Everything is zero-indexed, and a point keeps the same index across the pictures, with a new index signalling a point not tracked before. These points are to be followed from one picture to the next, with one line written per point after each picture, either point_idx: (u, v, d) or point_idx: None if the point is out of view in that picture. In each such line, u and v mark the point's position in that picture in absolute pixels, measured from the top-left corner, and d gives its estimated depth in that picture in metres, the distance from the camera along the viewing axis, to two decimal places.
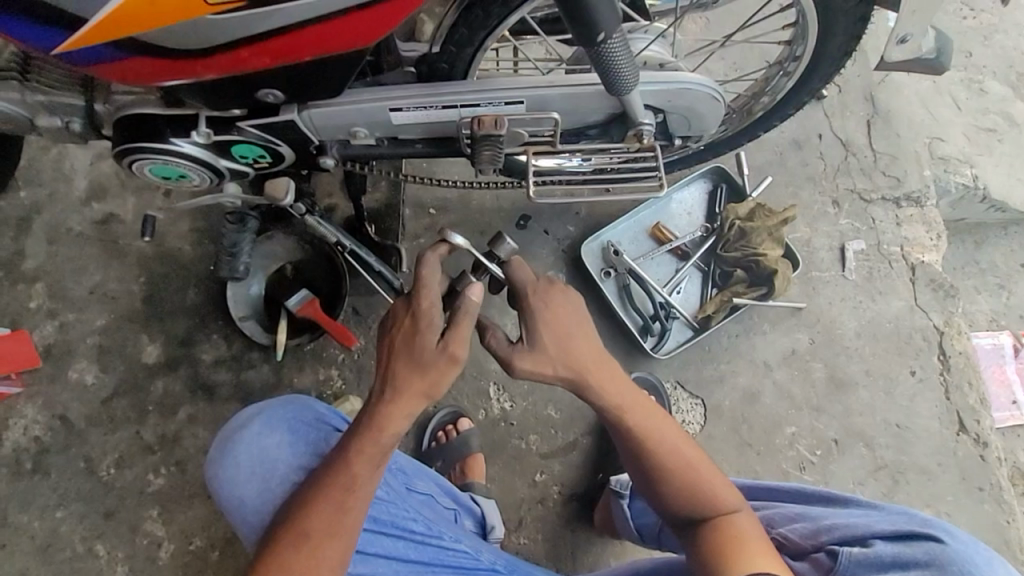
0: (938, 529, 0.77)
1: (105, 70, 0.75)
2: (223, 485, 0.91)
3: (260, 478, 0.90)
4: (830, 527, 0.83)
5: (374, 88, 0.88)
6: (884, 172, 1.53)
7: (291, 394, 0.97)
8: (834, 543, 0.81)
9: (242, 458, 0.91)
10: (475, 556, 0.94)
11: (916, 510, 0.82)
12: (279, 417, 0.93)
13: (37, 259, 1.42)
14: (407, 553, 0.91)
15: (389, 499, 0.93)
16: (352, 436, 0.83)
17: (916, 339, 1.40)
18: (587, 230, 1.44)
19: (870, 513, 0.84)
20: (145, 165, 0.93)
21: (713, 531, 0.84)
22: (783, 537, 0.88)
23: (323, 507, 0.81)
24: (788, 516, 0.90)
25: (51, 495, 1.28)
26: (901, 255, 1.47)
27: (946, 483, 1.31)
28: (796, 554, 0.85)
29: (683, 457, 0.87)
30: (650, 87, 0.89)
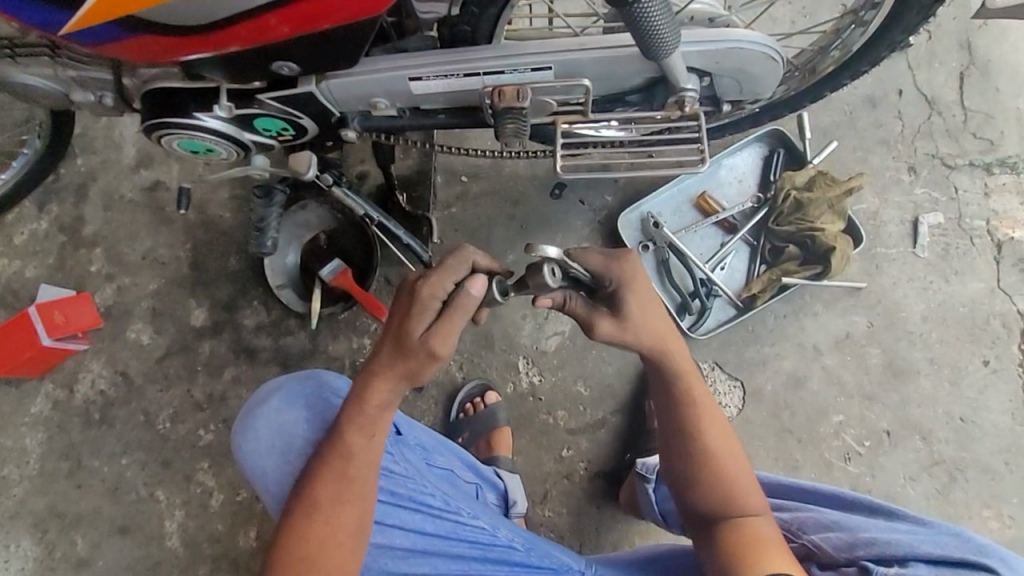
0: (996, 559, 0.70)
1: (133, 49, 0.75)
2: (247, 458, 0.95)
3: (280, 452, 0.94)
4: (868, 542, 0.78)
5: (393, 56, 0.83)
6: (974, 134, 1.34)
7: (307, 371, 1.00)
8: (869, 559, 0.76)
9: (262, 432, 0.95)
10: (493, 532, 0.96)
11: (966, 530, 0.76)
12: (294, 395, 0.96)
13: (95, 225, 1.50)
14: (424, 526, 0.94)
15: (407, 475, 0.96)
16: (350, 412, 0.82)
17: (993, 326, 1.26)
18: (625, 200, 1.37)
19: (915, 529, 0.78)
20: (173, 140, 0.94)
21: (731, 530, 0.83)
22: (816, 544, 0.83)
23: (333, 478, 0.82)
24: (823, 524, 0.85)
25: (117, 443, 1.40)
26: (986, 230, 1.30)
27: (1013, 485, 1.20)
28: (827, 564, 0.81)
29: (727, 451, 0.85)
30: (695, 47, 0.78)
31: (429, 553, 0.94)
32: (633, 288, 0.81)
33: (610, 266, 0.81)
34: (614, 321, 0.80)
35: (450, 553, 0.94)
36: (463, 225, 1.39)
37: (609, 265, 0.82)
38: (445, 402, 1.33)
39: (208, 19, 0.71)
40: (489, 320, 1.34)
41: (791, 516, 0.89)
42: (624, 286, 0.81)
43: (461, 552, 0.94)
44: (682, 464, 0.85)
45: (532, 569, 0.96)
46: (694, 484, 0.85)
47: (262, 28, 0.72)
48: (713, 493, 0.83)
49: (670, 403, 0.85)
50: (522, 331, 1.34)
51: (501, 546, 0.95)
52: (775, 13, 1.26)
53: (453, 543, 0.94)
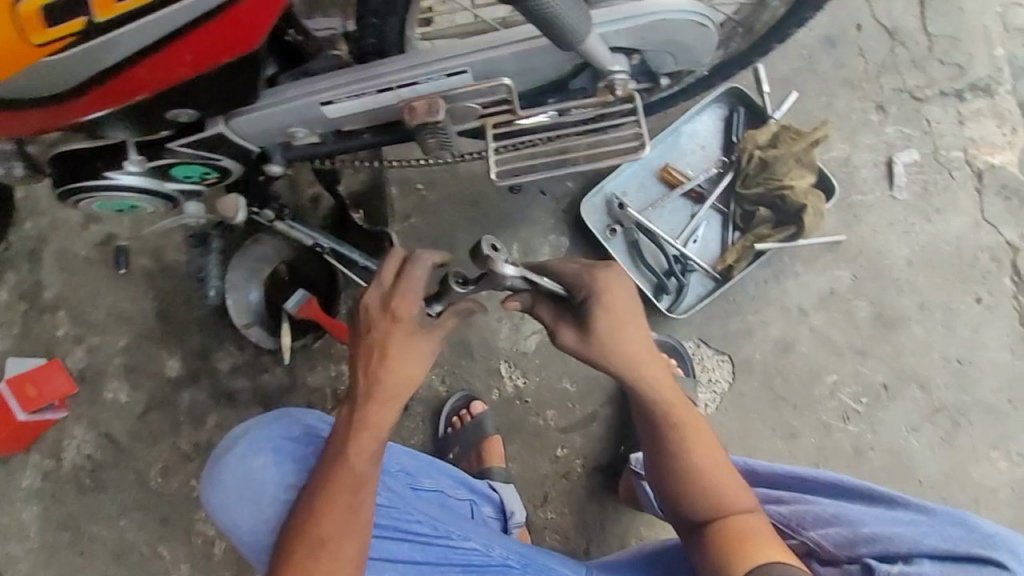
0: (1002, 551, 0.69)
1: (41, 116, 0.71)
2: (220, 511, 0.93)
3: (250, 499, 0.92)
4: (870, 538, 0.76)
5: (299, 82, 0.78)
6: (942, 60, 1.27)
7: (271, 412, 0.97)
8: (871, 557, 0.75)
9: (231, 482, 0.93)
10: (486, 552, 0.93)
11: (973, 518, 0.74)
12: (260, 438, 0.94)
13: (55, 288, 1.46)
14: (414, 556, 0.92)
15: (390, 505, 0.93)
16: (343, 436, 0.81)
17: (981, 261, 1.21)
18: (586, 184, 1.31)
19: (918, 520, 0.76)
20: (91, 202, 0.89)
21: (722, 529, 0.80)
22: (816, 542, 0.81)
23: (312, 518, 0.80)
24: (822, 518, 0.82)
25: (113, 506, 1.38)
26: (965, 160, 1.24)
27: (1018, 421, 1.17)
28: (826, 560, 0.80)
29: (711, 450, 0.83)
30: (614, 25, 0.72)
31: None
32: (601, 304, 0.80)
33: (583, 275, 0.82)
34: (578, 331, 0.81)
35: None
36: (425, 235, 1.34)
37: (582, 274, 0.82)
38: (432, 418, 1.30)
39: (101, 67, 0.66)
40: (465, 329, 1.30)
41: (788, 510, 0.86)
42: (593, 298, 0.80)
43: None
44: (664, 473, 0.84)
45: None
46: (674, 489, 0.83)
47: (160, 69, 0.67)
48: (699, 495, 0.81)
49: (646, 412, 0.84)
50: (500, 336, 1.30)
51: (495, 565, 0.93)
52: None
53: (445, 569, 0.92)
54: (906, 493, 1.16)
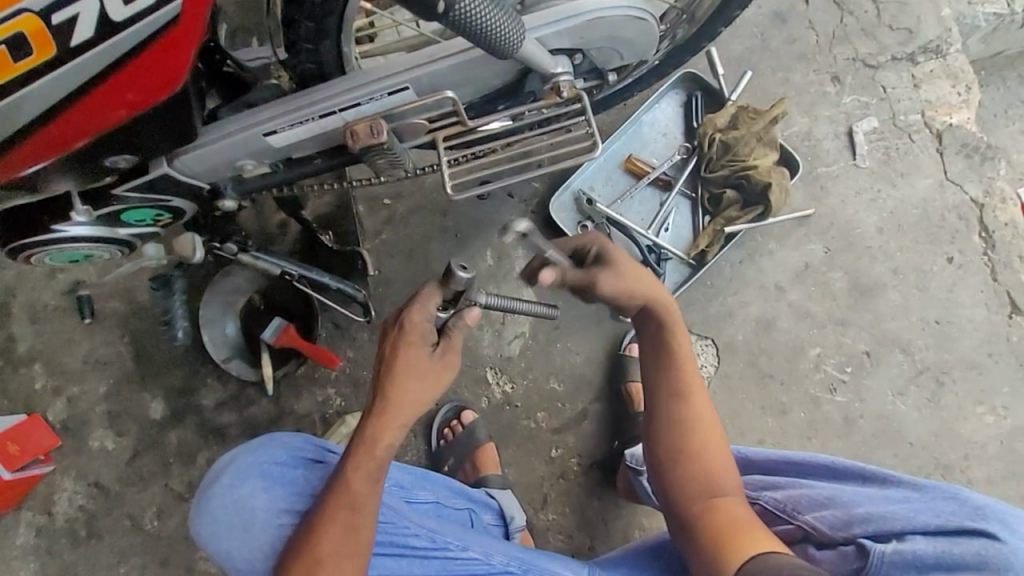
0: (994, 522, 0.68)
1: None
2: (211, 542, 0.91)
3: (241, 527, 0.89)
4: (864, 518, 0.75)
5: (240, 115, 0.76)
6: (892, 25, 1.27)
7: (258, 438, 0.95)
8: (865, 536, 0.74)
9: (220, 512, 0.90)
10: (486, 559, 0.92)
11: (966, 492, 0.74)
12: (247, 466, 0.91)
13: (29, 341, 1.44)
14: (412, 570, 0.90)
15: (386, 520, 0.90)
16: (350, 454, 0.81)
17: (950, 220, 1.22)
18: (554, 183, 1.31)
19: (910, 496, 0.75)
20: (43, 256, 0.87)
21: (709, 508, 0.82)
22: (812, 525, 0.80)
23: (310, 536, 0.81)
24: (816, 500, 0.81)
25: (111, 554, 1.36)
26: (924, 122, 1.25)
27: (1001, 374, 1.18)
28: (823, 544, 0.78)
29: (713, 430, 0.87)
30: (551, 27, 0.71)
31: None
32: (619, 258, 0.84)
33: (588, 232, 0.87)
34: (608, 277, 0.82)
35: None
36: (397, 249, 1.32)
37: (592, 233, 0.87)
38: (424, 432, 1.29)
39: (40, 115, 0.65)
40: None
41: (783, 495, 0.85)
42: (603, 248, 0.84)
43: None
44: (667, 437, 0.87)
45: None
46: (673, 455, 0.86)
47: (96, 111, 0.66)
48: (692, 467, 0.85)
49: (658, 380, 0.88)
50: (483, 343, 1.29)
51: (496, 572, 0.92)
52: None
53: None
54: (899, 457, 1.17)
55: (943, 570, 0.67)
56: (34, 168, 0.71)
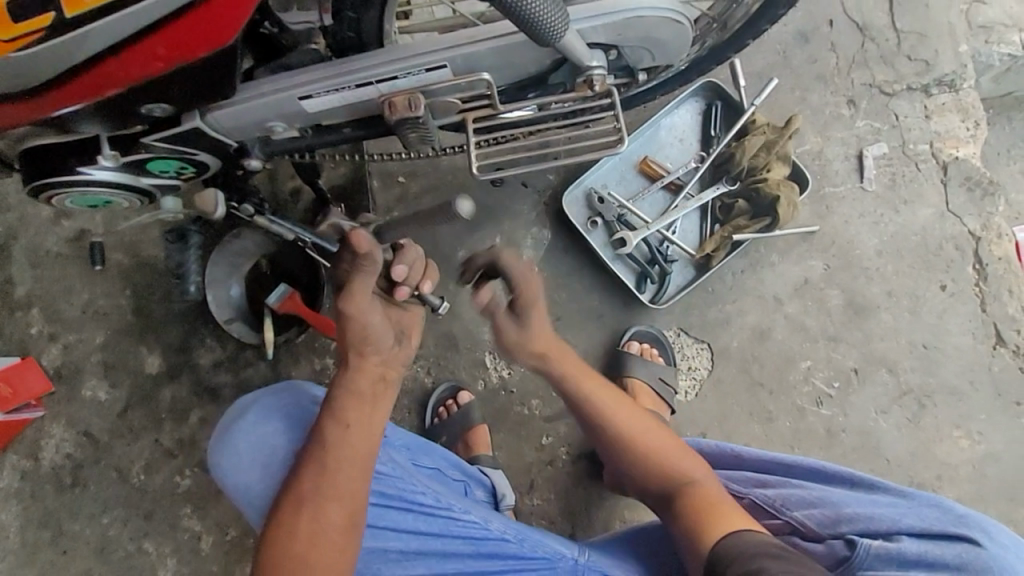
0: (975, 530, 0.75)
1: (27, 106, 0.71)
2: (228, 475, 0.94)
3: (260, 463, 0.93)
4: (852, 518, 0.81)
5: (277, 76, 0.77)
6: (909, 56, 1.30)
7: (284, 382, 1.00)
8: (853, 533, 0.79)
9: (241, 447, 0.94)
10: (485, 525, 0.96)
11: (949, 502, 0.80)
12: (272, 405, 0.96)
13: (28, 284, 1.44)
14: (416, 527, 0.94)
15: (396, 475, 0.96)
16: (347, 397, 0.86)
17: (947, 250, 1.25)
18: (568, 176, 1.33)
19: (897, 502, 0.81)
20: (64, 198, 0.87)
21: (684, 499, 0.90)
22: (800, 521, 0.84)
23: (315, 472, 0.85)
24: (806, 500, 0.86)
25: (94, 504, 1.36)
26: (931, 153, 1.28)
27: (981, 402, 1.22)
28: (810, 538, 0.83)
29: (644, 436, 0.95)
30: (590, 21, 0.73)
31: (421, 552, 0.94)
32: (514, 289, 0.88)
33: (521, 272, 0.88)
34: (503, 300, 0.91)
35: (444, 550, 0.95)
36: None
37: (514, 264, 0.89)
38: (419, 409, 1.31)
39: (86, 58, 0.66)
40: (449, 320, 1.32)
41: (773, 493, 0.90)
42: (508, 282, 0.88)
43: (455, 548, 0.95)
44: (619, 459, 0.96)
45: (523, 560, 0.96)
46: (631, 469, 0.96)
47: (137, 62, 0.66)
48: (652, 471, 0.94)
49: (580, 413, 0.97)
50: (484, 327, 1.32)
51: (493, 538, 0.96)
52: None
53: (445, 540, 0.95)
54: (876, 472, 1.21)
55: (924, 567, 0.73)
56: (71, 108, 0.72)
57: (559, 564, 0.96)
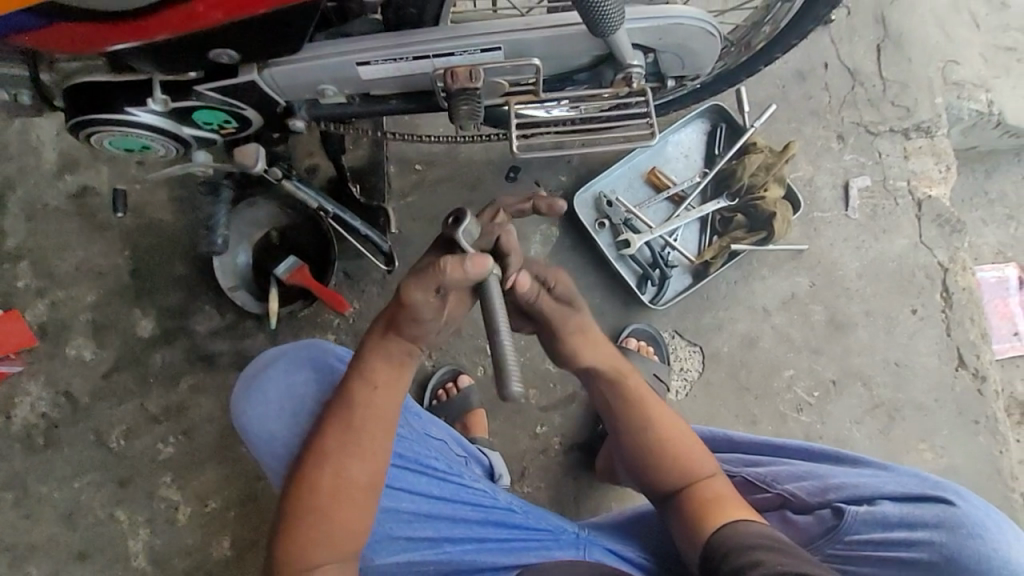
0: (949, 494, 0.82)
1: (94, 31, 0.73)
2: (252, 423, 0.94)
3: (287, 414, 0.93)
4: (839, 486, 0.87)
5: (336, 40, 0.81)
6: (893, 102, 1.44)
7: (311, 337, 0.99)
8: (841, 500, 0.86)
9: (270, 394, 0.94)
10: (494, 495, 1.02)
11: (921, 472, 0.88)
12: (300, 357, 0.95)
13: (19, 237, 1.39)
14: (430, 490, 0.98)
15: (412, 439, 1.00)
16: (379, 361, 0.84)
17: (918, 277, 1.37)
18: (580, 179, 1.39)
19: (879, 473, 0.88)
20: (104, 138, 0.88)
21: (698, 492, 0.90)
22: (791, 492, 0.90)
23: (344, 431, 0.85)
24: (796, 474, 0.91)
25: (67, 467, 1.32)
26: (908, 190, 1.41)
27: (943, 418, 1.32)
28: (801, 509, 0.89)
29: (675, 427, 0.94)
30: (636, 24, 0.81)
31: (434, 516, 0.97)
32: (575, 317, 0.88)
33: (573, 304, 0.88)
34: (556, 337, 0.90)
35: (455, 516, 0.98)
36: (421, 214, 1.38)
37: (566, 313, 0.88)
38: (419, 390, 1.34)
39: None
40: None
41: (763, 469, 0.95)
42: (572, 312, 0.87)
43: (464, 514, 0.99)
44: (638, 448, 0.93)
45: (530, 531, 1.00)
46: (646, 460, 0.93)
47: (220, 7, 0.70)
48: (671, 465, 0.92)
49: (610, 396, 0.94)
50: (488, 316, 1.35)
51: (501, 509, 1.01)
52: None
53: (457, 505, 0.99)
54: None
55: (906, 527, 0.81)
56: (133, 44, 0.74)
57: (561, 537, 0.99)
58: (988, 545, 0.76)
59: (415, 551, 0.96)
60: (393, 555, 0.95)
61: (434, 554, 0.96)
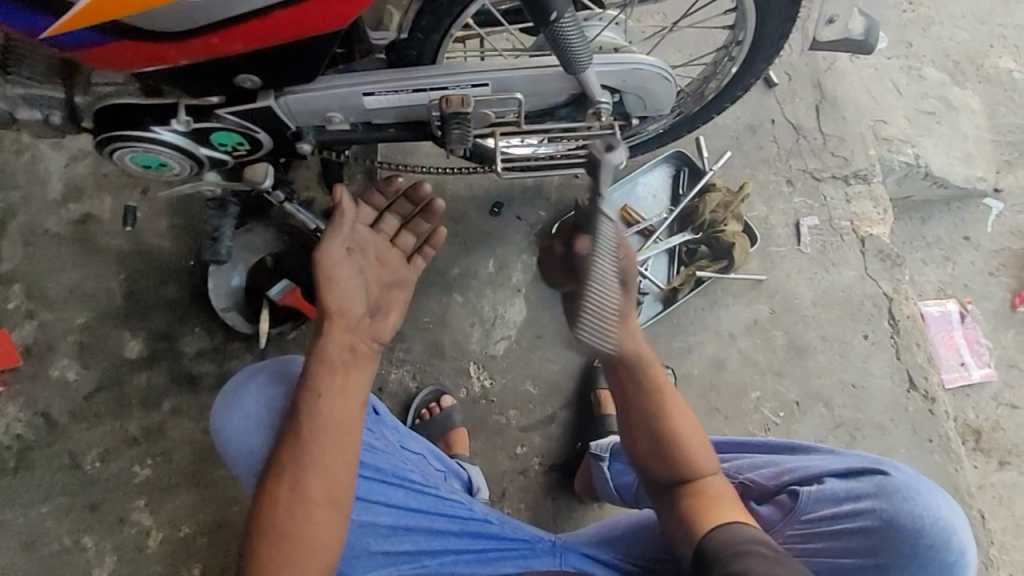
0: (887, 466, 0.92)
1: (124, 52, 0.81)
2: (231, 436, 0.99)
3: (266, 428, 0.98)
4: (792, 469, 0.97)
5: (345, 75, 0.93)
6: (833, 152, 1.63)
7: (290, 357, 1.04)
8: (794, 483, 0.96)
9: (248, 409, 0.99)
10: (471, 506, 1.06)
11: (865, 452, 0.98)
12: (277, 377, 1.01)
13: (14, 260, 1.43)
14: (407, 502, 1.02)
15: (388, 453, 1.04)
16: (324, 371, 0.92)
17: (866, 305, 1.49)
18: (557, 214, 1.49)
19: (827, 456, 0.99)
20: (126, 154, 0.97)
21: (697, 489, 0.95)
22: (751, 481, 1.00)
23: (295, 443, 0.89)
24: (755, 465, 1.02)
25: (36, 490, 1.29)
26: (852, 229, 1.57)
27: (900, 437, 1.40)
28: (761, 497, 0.99)
29: (692, 433, 0.97)
30: (603, 68, 0.95)
31: (411, 529, 1.01)
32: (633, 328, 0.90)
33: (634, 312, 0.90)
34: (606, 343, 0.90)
35: (432, 528, 1.02)
36: None
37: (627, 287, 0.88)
38: (402, 411, 1.38)
39: (201, 24, 0.78)
40: (439, 330, 1.41)
41: (727, 463, 1.05)
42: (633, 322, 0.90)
43: (440, 526, 1.03)
44: (652, 445, 0.97)
45: (506, 541, 1.04)
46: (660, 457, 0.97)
47: (248, 37, 0.80)
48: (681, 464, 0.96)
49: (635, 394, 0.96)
50: (472, 339, 1.41)
51: (477, 520, 1.05)
52: (679, 44, 1.42)
53: (433, 518, 1.03)
54: None
55: (851, 500, 0.90)
56: (161, 66, 0.83)
57: (537, 546, 1.03)
58: (920, 506, 0.86)
59: (393, 565, 1.01)
60: (372, 569, 0.99)
61: (411, 567, 1.01)
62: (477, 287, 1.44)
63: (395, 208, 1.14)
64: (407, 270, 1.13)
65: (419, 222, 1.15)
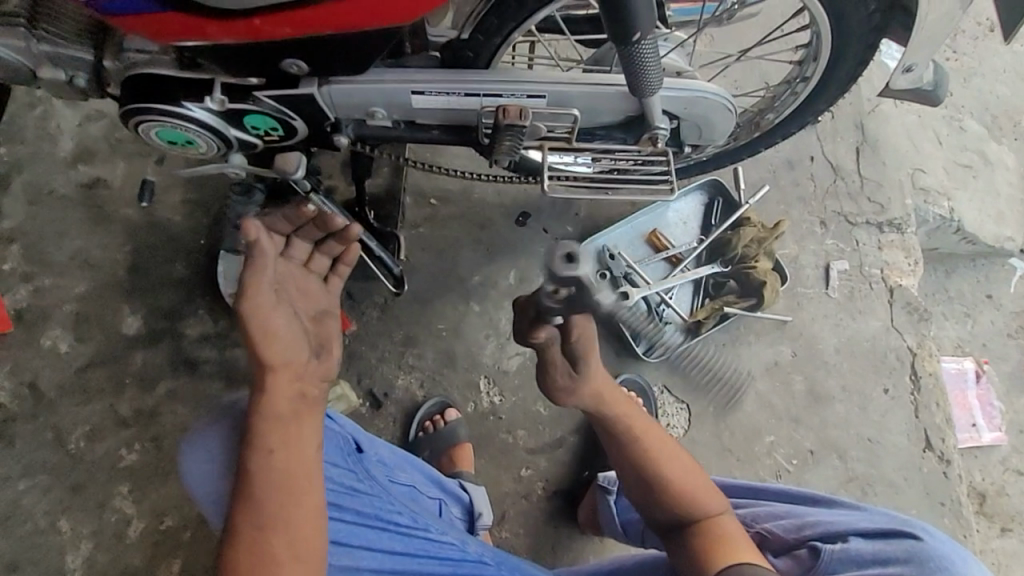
0: (915, 527, 0.88)
1: (160, 21, 0.74)
2: (194, 480, 0.92)
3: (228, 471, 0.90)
4: (814, 523, 0.94)
5: (396, 69, 0.88)
6: (869, 197, 1.59)
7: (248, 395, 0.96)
8: (815, 538, 0.92)
9: (209, 450, 0.91)
10: (463, 547, 0.97)
11: (895, 512, 0.94)
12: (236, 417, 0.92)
13: (15, 219, 1.36)
14: (392, 546, 0.94)
15: (375, 493, 0.97)
16: (270, 424, 0.83)
17: (890, 358, 1.46)
18: (584, 232, 1.46)
19: (854, 512, 0.95)
20: (152, 127, 0.91)
21: (708, 530, 0.90)
22: (769, 531, 0.98)
23: (251, 498, 0.81)
24: (774, 514, 1.01)
25: (15, 465, 1.23)
26: (881, 277, 1.53)
27: (911, 497, 1.37)
28: (779, 549, 0.95)
29: (683, 469, 0.93)
30: (666, 92, 0.91)
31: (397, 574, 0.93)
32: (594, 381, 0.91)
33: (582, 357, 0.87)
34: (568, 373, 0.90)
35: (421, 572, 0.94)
36: (430, 245, 1.41)
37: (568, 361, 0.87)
38: (406, 420, 1.32)
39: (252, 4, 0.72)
40: (452, 338, 1.36)
41: (746, 510, 1.04)
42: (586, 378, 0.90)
43: (431, 569, 0.94)
44: (646, 491, 0.94)
45: None
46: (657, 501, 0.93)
47: (297, 23, 0.75)
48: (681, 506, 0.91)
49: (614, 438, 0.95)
50: (485, 351, 1.36)
51: (471, 561, 0.96)
52: (727, 72, 1.38)
53: (423, 561, 0.94)
54: None
55: (878, 564, 0.84)
56: (197, 41, 0.77)
57: None
58: None
59: None
60: None
61: None
62: (495, 298, 1.39)
63: (304, 233, 0.99)
64: (328, 297, 1.00)
65: (331, 245, 1.01)
